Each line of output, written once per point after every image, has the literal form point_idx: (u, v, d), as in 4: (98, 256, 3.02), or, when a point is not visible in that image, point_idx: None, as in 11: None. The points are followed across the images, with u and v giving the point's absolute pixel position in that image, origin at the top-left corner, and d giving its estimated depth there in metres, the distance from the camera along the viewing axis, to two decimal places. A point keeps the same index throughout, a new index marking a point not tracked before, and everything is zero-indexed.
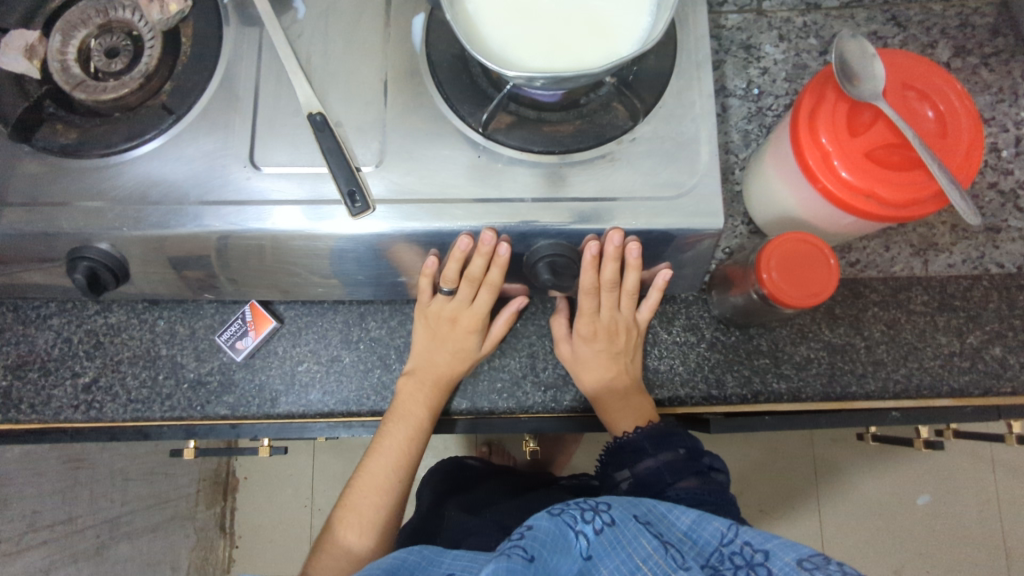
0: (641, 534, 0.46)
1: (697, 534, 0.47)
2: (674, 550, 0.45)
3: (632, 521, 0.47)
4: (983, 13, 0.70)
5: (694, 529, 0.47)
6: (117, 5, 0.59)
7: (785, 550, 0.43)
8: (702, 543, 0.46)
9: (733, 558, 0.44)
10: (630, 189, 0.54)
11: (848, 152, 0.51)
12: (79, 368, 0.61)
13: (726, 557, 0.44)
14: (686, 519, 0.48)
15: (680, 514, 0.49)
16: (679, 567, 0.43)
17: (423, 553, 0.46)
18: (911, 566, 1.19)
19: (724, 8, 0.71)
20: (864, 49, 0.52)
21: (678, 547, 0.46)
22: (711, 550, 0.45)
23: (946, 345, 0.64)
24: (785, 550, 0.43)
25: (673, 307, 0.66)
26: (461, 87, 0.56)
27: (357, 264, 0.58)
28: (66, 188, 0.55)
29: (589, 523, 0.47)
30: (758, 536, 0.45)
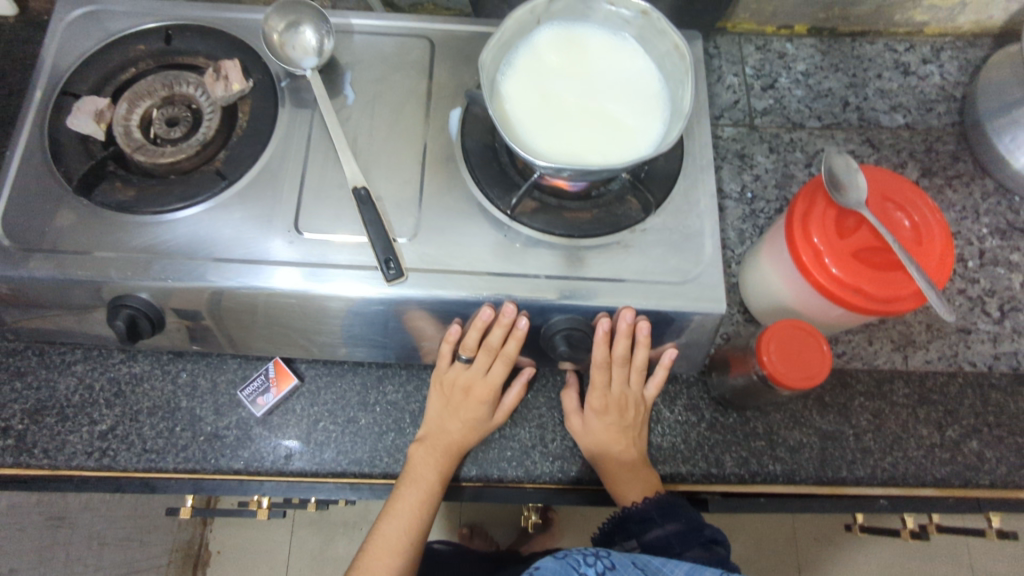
0: None
1: None
2: None
3: (631, 566, 0.51)
4: (945, 141, 0.80)
5: None
6: (182, 81, 0.65)
7: None
8: None
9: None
10: (640, 273, 0.59)
11: (838, 251, 0.57)
12: (97, 416, 0.64)
13: None
14: (678, 572, 0.50)
15: (673, 568, 0.51)
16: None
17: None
18: None
19: (720, 122, 0.80)
20: (848, 164, 0.60)
21: None
22: None
23: (927, 437, 0.68)
24: None
25: (675, 387, 0.70)
26: (491, 173, 0.62)
27: (383, 330, 0.62)
28: (120, 240, 0.59)
29: (592, 566, 0.51)
30: None
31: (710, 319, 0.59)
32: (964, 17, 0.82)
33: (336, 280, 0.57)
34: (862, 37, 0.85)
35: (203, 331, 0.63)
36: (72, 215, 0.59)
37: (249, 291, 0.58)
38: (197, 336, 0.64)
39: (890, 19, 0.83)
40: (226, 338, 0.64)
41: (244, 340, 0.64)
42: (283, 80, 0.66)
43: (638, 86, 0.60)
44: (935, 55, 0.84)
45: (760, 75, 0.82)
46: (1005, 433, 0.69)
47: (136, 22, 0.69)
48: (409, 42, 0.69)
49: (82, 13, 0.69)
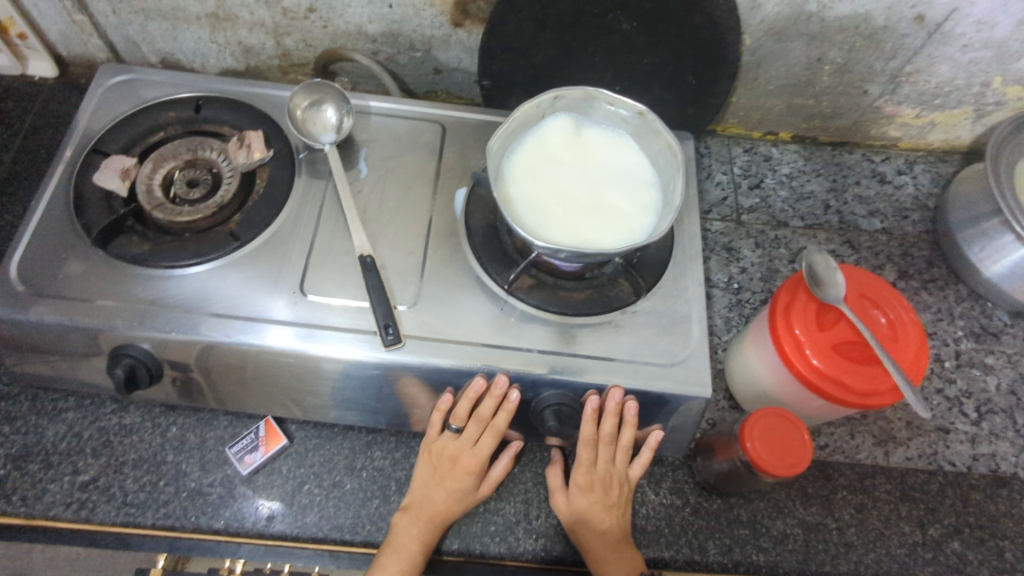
0: None
1: None
2: None
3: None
4: (920, 246, 0.85)
5: None
6: (206, 146, 0.69)
7: None
8: None
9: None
10: (629, 353, 0.62)
11: (819, 343, 0.60)
12: (81, 466, 0.64)
13: None
14: None
15: None
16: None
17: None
18: None
19: (709, 215, 0.84)
20: (827, 262, 0.64)
21: None
22: None
23: (910, 534, 0.69)
24: None
25: (661, 469, 0.71)
26: (491, 250, 0.65)
27: (376, 395, 0.63)
28: (130, 290, 0.61)
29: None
30: None
31: (696, 403, 0.61)
32: (934, 135, 0.89)
33: (335, 344, 0.59)
34: (842, 147, 0.91)
35: (199, 386, 0.64)
36: (85, 264, 0.62)
37: (245, 347, 0.59)
38: (192, 391, 0.65)
39: (867, 133, 0.89)
40: (218, 392, 0.65)
41: (238, 396, 0.65)
42: (302, 152, 0.70)
43: (633, 178, 0.64)
44: (909, 167, 0.90)
45: (747, 175, 0.88)
46: (986, 535, 0.69)
47: (169, 91, 0.74)
48: (422, 125, 0.74)
49: (120, 80, 0.74)
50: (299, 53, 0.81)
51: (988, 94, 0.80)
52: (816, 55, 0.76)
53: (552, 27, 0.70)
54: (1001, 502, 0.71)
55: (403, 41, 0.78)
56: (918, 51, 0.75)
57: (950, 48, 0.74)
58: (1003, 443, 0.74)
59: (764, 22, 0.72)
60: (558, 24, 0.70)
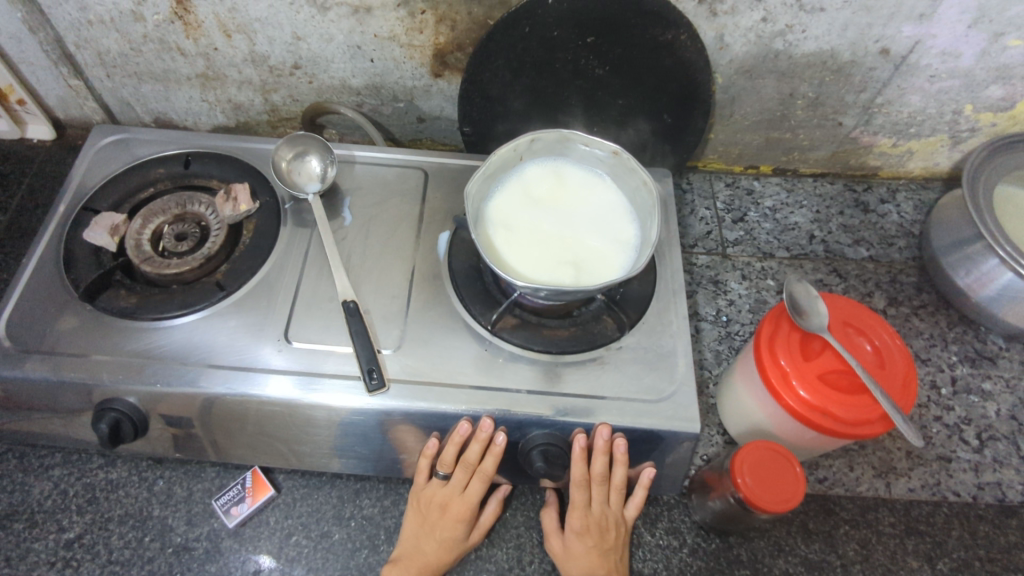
0: None
1: None
2: None
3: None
4: (908, 273, 0.85)
5: None
6: (194, 201, 0.71)
7: None
8: None
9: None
10: (615, 389, 0.61)
11: (805, 373, 0.59)
12: (66, 523, 0.63)
13: None
14: None
15: None
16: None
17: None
18: None
19: (695, 250, 0.85)
20: (809, 291, 0.64)
21: None
22: None
23: (917, 570, 0.67)
24: None
25: (656, 509, 0.69)
26: (475, 292, 0.66)
27: (362, 441, 0.63)
28: (117, 344, 0.61)
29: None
30: None
31: (686, 439, 0.60)
32: (914, 163, 0.90)
33: (326, 390, 0.59)
34: (823, 178, 0.93)
35: (188, 438, 0.64)
36: (74, 319, 0.63)
37: (231, 396, 0.59)
38: (180, 444, 0.65)
39: (847, 163, 0.90)
40: (208, 444, 0.64)
41: (225, 446, 0.64)
42: (287, 203, 0.72)
43: (612, 217, 0.65)
44: (892, 196, 0.91)
45: (730, 209, 0.89)
46: (997, 568, 0.67)
47: (160, 149, 0.76)
48: (405, 172, 0.76)
49: (113, 139, 0.76)
50: (287, 108, 0.84)
51: (961, 122, 0.82)
52: (788, 90, 0.78)
53: (527, 74, 0.72)
54: (1011, 533, 0.69)
55: (387, 93, 0.80)
56: (887, 83, 0.76)
57: (918, 79, 0.76)
58: (1008, 470, 0.72)
59: (734, 61, 0.74)
60: (533, 71, 0.72)
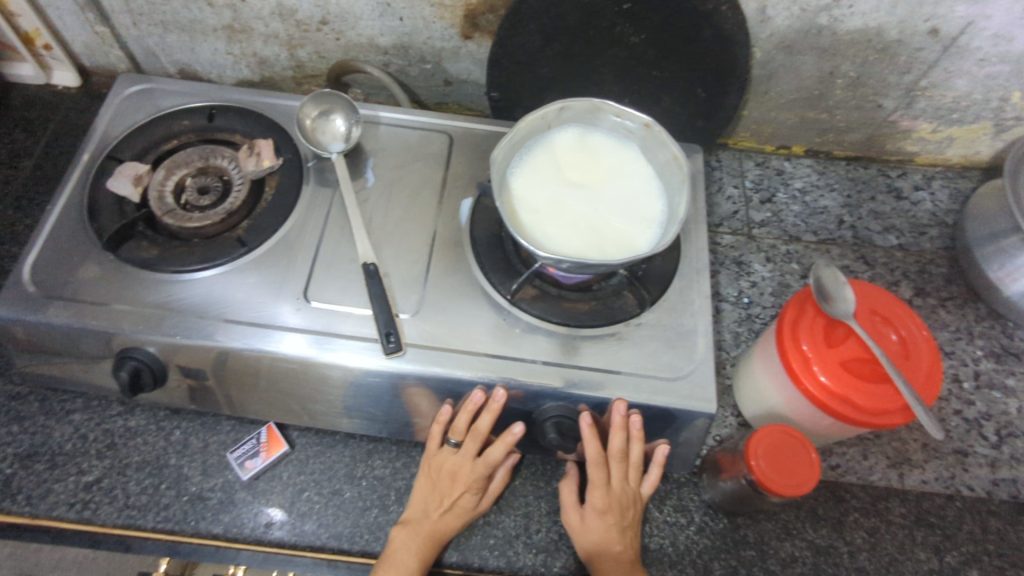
0: None
1: None
2: None
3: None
4: (938, 263, 0.83)
5: None
6: (217, 154, 0.70)
7: None
8: None
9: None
10: (632, 366, 0.61)
11: (826, 359, 0.58)
12: (85, 467, 0.65)
13: None
14: None
15: None
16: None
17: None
18: None
19: (720, 229, 0.84)
20: (837, 276, 0.62)
21: None
22: None
23: (925, 561, 0.66)
24: None
25: (666, 486, 0.69)
26: (495, 260, 0.65)
27: (377, 402, 0.63)
28: (138, 294, 0.62)
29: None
30: None
31: (700, 418, 0.60)
32: (953, 151, 0.87)
33: (341, 350, 0.59)
34: (856, 161, 0.90)
35: (206, 390, 0.64)
36: (97, 268, 0.63)
37: (249, 351, 0.60)
38: (197, 396, 0.65)
39: (882, 147, 0.88)
40: (225, 398, 0.65)
41: (242, 400, 0.65)
42: (310, 161, 0.71)
43: (639, 190, 0.64)
44: (927, 183, 0.89)
45: (759, 189, 0.87)
46: (1006, 565, 0.67)
47: (185, 101, 0.75)
48: (430, 135, 0.75)
49: (138, 89, 0.76)
50: (312, 65, 0.83)
51: (1007, 109, 0.79)
52: (828, 68, 0.75)
53: (559, 40, 0.70)
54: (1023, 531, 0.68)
55: (414, 53, 0.79)
56: (933, 65, 0.73)
57: (966, 62, 0.73)
58: None
59: (774, 35, 0.72)
60: (566, 37, 0.70)
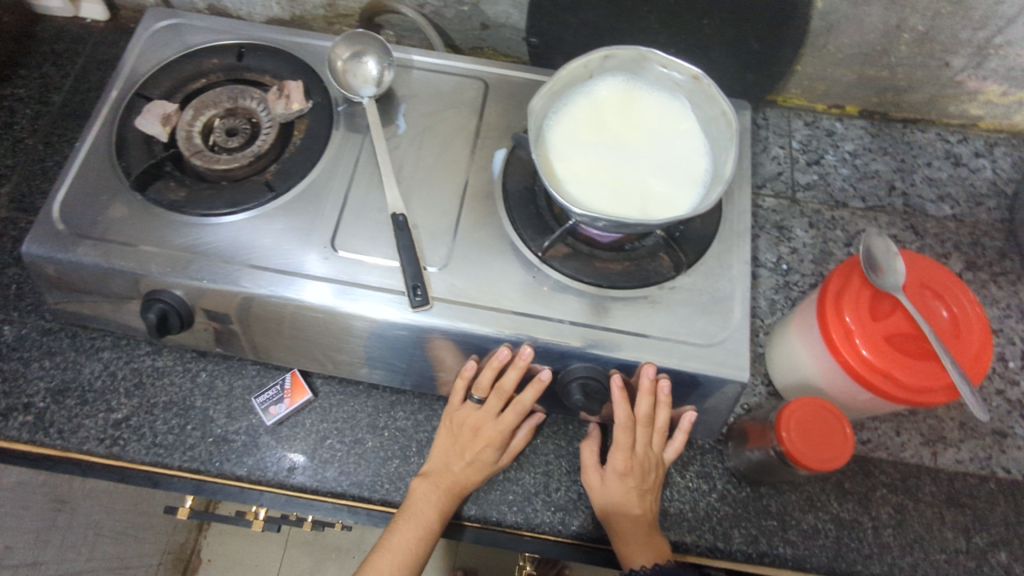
0: None
1: None
2: None
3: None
4: (992, 236, 0.78)
5: None
6: (247, 95, 0.68)
7: None
8: None
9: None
10: (663, 330, 0.59)
11: (870, 333, 0.56)
12: (114, 404, 0.66)
13: None
14: None
15: None
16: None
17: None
18: None
19: (762, 191, 0.80)
20: (888, 246, 0.59)
21: None
22: None
23: (952, 541, 0.65)
24: None
25: (690, 452, 0.68)
26: (527, 215, 0.63)
27: (402, 354, 0.62)
28: (165, 236, 0.61)
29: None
30: None
31: (731, 386, 0.58)
32: (1020, 116, 0.81)
33: (359, 300, 0.58)
34: (913, 125, 0.85)
35: (232, 334, 0.64)
36: (125, 208, 0.62)
37: (274, 298, 0.59)
38: (224, 339, 0.66)
39: (944, 110, 0.82)
40: (251, 343, 0.65)
41: (267, 346, 0.65)
42: (340, 105, 0.69)
43: (682, 147, 0.61)
44: (988, 150, 0.83)
45: (806, 150, 0.83)
46: None
47: (214, 38, 0.73)
48: (464, 82, 0.72)
49: (167, 24, 0.73)
50: (344, 3, 0.79)
51: None
52: (894, 21, 0.70)
53: None
54: None
55: None
56: (1013, 20, 0.67)
57: None
58: None
59: None
60: None
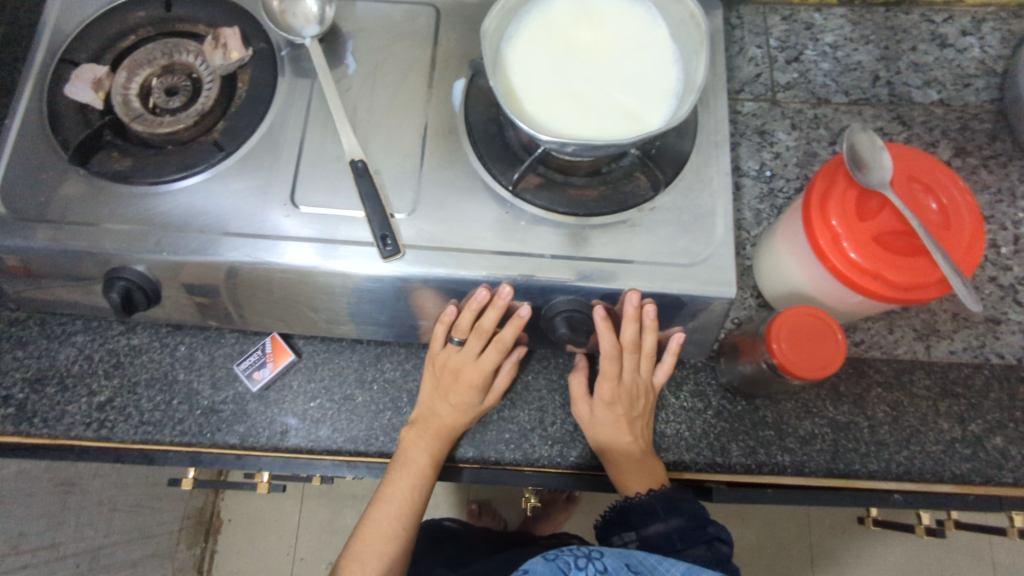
0: None
1: None
2: None
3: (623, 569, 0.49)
4: (982, 119, 0.75)
5: None
6: (182, 49, 0.64)
7: None
8: None
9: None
10: (646, 253, 0.57)
11: (857, 234, 0.54)
12: (95, 387, 0.65)
13: None
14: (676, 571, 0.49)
15: (670, 567, 0.49)
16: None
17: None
18: None
19: (740, 96, 0.76)
20: (873, 141, 0.56)
21: None
22: None
23: (948, 431, 0.65)
24: None
25: (682, 372, 0.68)
26: (494, 148, 0.60)
27: (380, 306, 0.61)
28: (115, 210, 0.58)
29: (583, 569, 0.50)
30: None
31: (719, 303, 0.56)
32: None
33: (326, 257, 0.56)
34: (897, 7, 0.80)
35: (205, 304, 0.63)
36: (68, 185, 0.59)
37: (238, 263, 0.57)
38: (197, 310, 0.64)
39: None
40: (226, 310, 0.64)
41: (243, 312, 0.63)
42: (283, 49, 0.64)
43: (650, 57, 0.57)
44: (976, 27, 0.79)
45: (784, 47, 0.78)
46: None
47: None
48: (414, 9, 0.66)
49: None
50: None
51: None
52: None
53: None
54: None
55: None
56: None
57: None
58: None
59: None
60: None
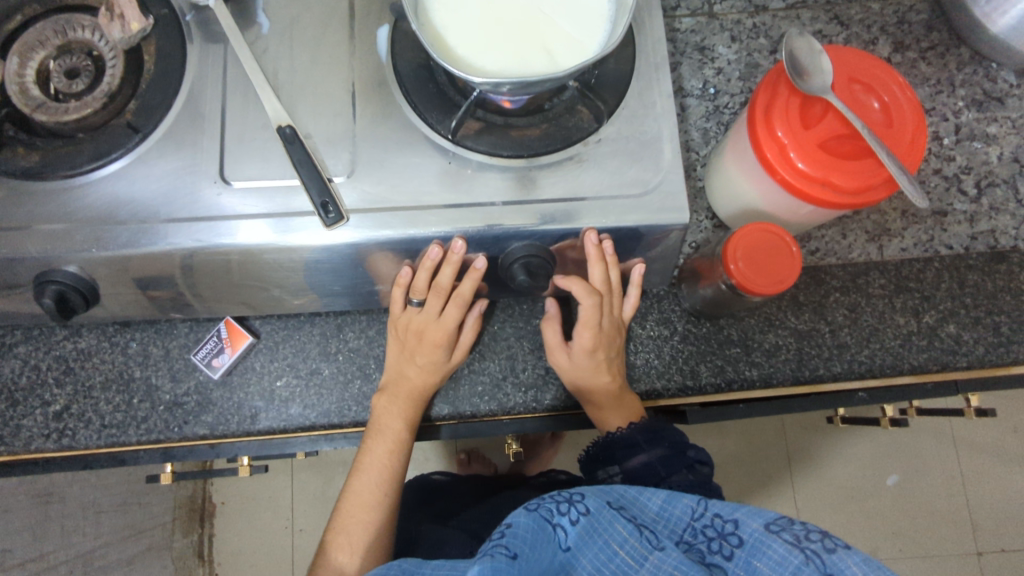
0: (616, 520, 0.46)
1: (669, 513, 0.49)
2: (649, 532, 0.46)
3: (607, 508, 0.47)
4: (918, 10, 0.74)
5: (665, 509, 0.49)
6: (75, 24, 0.58)
7: (752, 517, 0.45)
8: (675, 522, 0.48)
9: (706, 531, 0.46)
10: (596, 189, 0.55)
11: (803, 143, 0.53)
12: (49, 397, 0.62)
13: (699, 531, 0.47)
14: (657, 500, 0.50)
15: (650, 496, 0.50)
16: (655, 548, 0.44)
17: (401, 568, 0.43)
18: (889, 533, 1.29)
19: (677, 13, 0.73)
20: (811, 46, 0.55)
21: (653, 528, 0.47)
22: (684, 526, 0.47)
23: (904, 326, 0.68)
24: (751, 517, 0.45)
25: (646, 303, 0.68)
26: (428, 96, 0.57)
27: (334, 275, 0.59)
28: (32, 211, 0.54)
29: (566, 515, 0.46)
30: (726, 506, 0.47)
31: (674, 230, 0.56)
32: None
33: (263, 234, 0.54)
34: None
35: (149, 297, 0.60)
36: None
37: (172, 252, 0.54)
38: (142, 304, 0.61)
39: None
40: (174, 301, 0.61)
41: (191, 301, 0.61)
42: (188, 14, 0.59)
43: None
44: None
45: None
46: (982, 314, 0.68)
47: None
48: None
49: None
50: None
51: None
52: None
53: None
54: (999, 278, 0.69)
55: None
56: None
57: None
58: (1003, 217, 0.69)
59: None
60: None
